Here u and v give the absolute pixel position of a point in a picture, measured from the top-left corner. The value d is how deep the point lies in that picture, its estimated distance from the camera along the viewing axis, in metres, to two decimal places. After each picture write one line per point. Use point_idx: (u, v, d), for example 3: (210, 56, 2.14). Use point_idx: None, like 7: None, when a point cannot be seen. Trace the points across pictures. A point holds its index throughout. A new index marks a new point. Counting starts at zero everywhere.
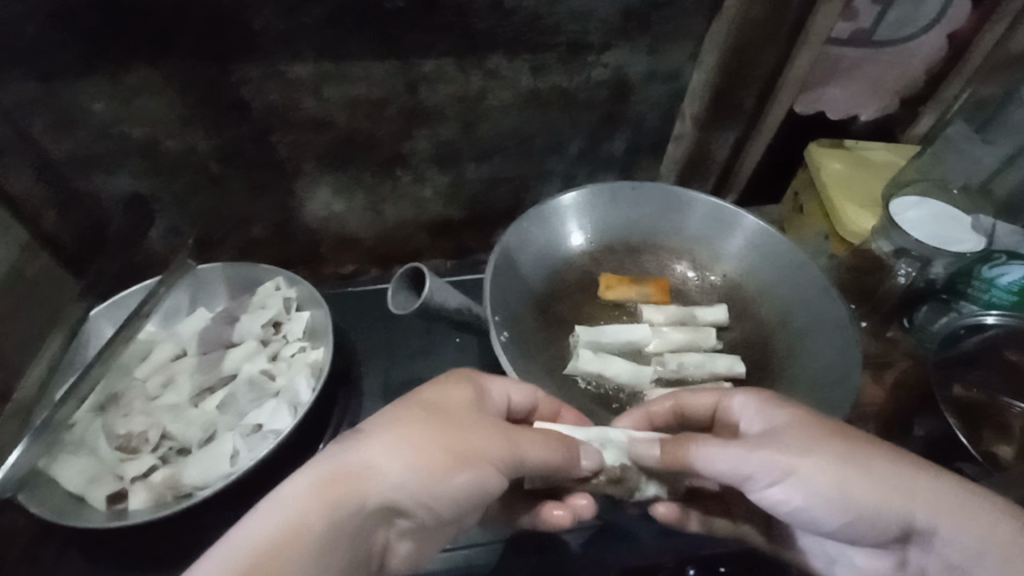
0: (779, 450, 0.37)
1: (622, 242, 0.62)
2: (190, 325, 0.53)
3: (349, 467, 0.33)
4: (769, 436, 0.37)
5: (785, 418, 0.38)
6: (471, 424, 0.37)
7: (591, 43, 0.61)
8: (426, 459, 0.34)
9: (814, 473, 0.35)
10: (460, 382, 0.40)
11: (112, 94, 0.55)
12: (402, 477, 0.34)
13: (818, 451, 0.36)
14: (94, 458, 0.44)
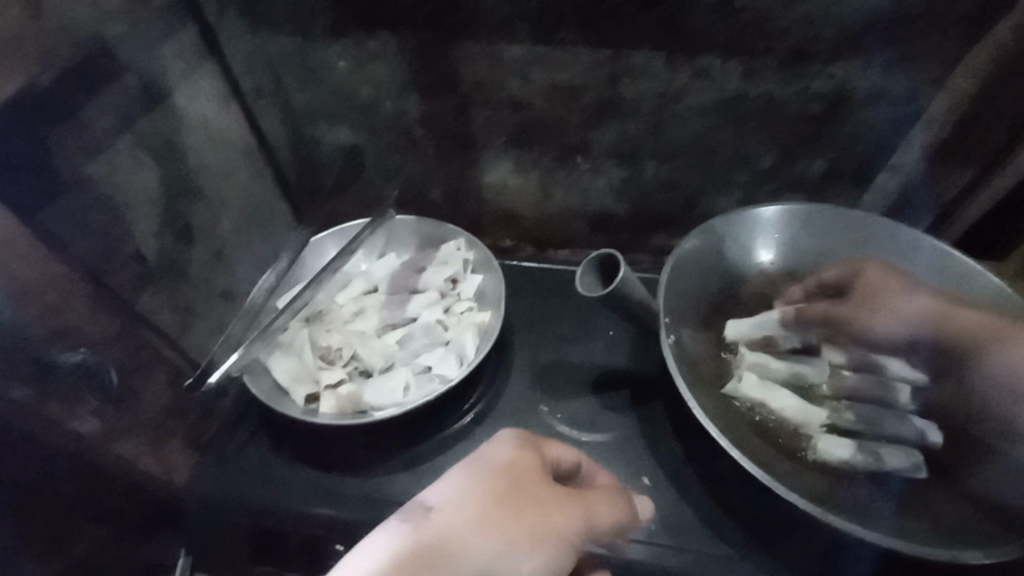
0: (874, 300, 0.53)
1: (810, 269, 0.58)
2: (382, 266, 0.59)
3: (432, 538, 0.34)
4: (862, 298, 0.54)
5: (876, 281, 0.54)
6: (544, 500, 0.36)
7: (818, 51, 0.57)
8: (508, 535, 0.34)
9: (895, 302, 0.53)
10: (527, 448, 0.40)
11: (355, 55, 0.63)
12: (481, 555, 0.33)
13: (903, 294, 0.52)
14: (298, 361, 0.51)
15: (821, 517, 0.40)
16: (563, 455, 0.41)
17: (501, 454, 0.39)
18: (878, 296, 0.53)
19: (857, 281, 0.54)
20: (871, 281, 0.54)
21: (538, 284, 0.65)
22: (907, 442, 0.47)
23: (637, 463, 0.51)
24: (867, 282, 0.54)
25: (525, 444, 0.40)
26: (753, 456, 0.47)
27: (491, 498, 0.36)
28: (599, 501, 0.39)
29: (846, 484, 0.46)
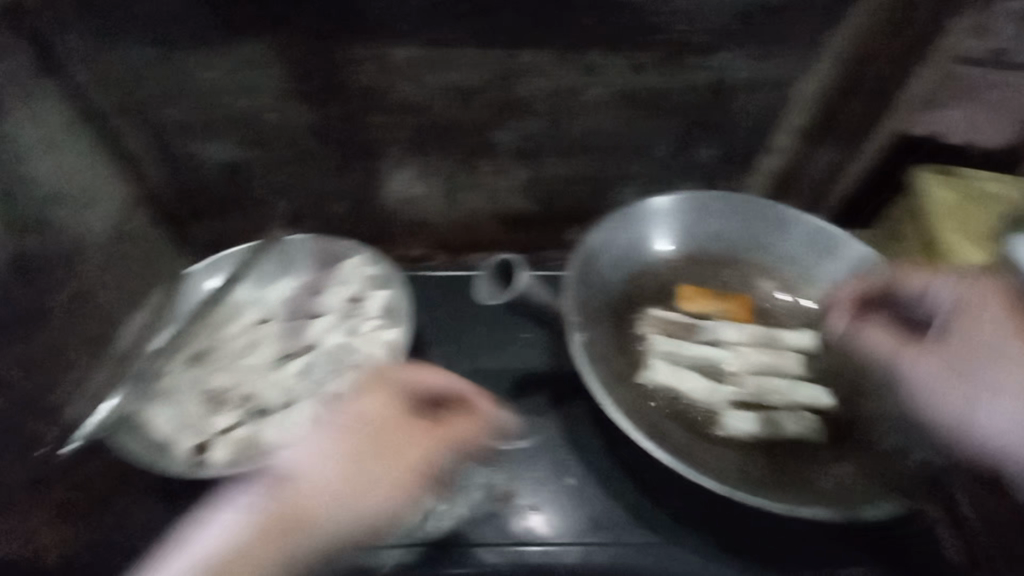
0: (965, 350, 0.43)
1: (707, 253, 0.60)
2: (276, 291, 0.55)
3: (293, 506, 0.36)
4: (941, 338, 0.45)
5: (982, 329, 0.44)
6: (396, 446, 0.39)
7: (695, 43, 0.59)
8: (363, 490, 0.37)
9: (1007, 363, 0.42)
10: (381, 396, 0.42)
11: (224, 65, 0.57)
12: (343, 515, 0.37)
13: (1011, 366, 0.41)
14: (184, 408, 0.47)
15: (729, 497, 0.42)
16: (434, 378, 0.44)
17: (358, 405, 0.41)
18: (964, 348, 0.43)
19: (959, 324, 0.44)
20: (968, 304, 0.45)
21: (449, 291, 0.63)
22: (804, 407, 0.50)
23: (564, 466, 0.51)
24: (958, 331, 0.44)
25: (383, 392, 0.42)
26: (668, 441, 0.48)
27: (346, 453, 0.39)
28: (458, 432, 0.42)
29: (755, 457, 0.48)
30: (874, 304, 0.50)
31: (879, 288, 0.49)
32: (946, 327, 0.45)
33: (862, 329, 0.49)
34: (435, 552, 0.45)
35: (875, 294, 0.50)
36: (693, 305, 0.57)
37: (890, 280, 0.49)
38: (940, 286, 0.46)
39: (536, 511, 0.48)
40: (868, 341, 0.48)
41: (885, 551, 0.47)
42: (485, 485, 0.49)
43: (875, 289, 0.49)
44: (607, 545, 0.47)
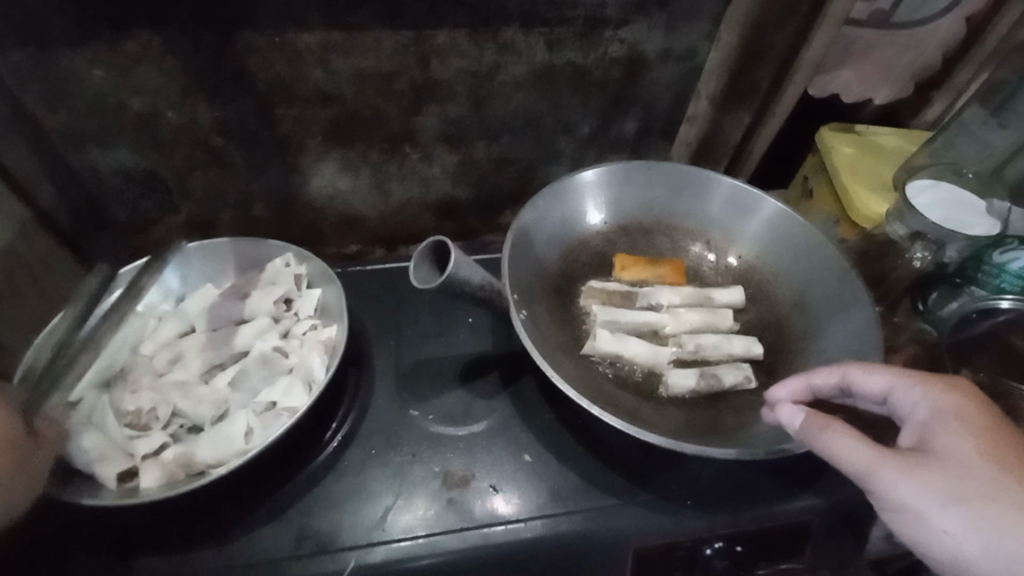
0: (955, 459, 0.35)
1: (636, 222, 0.62)
2: (199, 301, 0.52)
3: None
4: (926, 456, 0.36)
5: (965, 440, 0.36)
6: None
7: (607, 17, 0.60)
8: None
9: (996, 495, 0.34)
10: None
11: (112, 63, 0.53)
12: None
13: (950, 421, 0.37)
14: (102, 435, 0.42)
15: (676, 450, 0.43)
16: None
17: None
18: (896, 393, 0.40)
19: (940, 438, 0.36)
20: (943, 413, 0.37)
21: (387, 284, 0.61)
22: (739, 358, 0.53)
23: (518, 443, 0.51)
24: (945, 446, 0.36)
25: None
26: (614, 406, 0.49)
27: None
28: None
29: (695, 410, 0.50)
30: (827, 395, 0.44)
31: (834, 385, 0.43)
32: (920, 443, 0.37)
33: (825, 428, 0.38)
34: (395, 547, 0.44)
35: (822, 395, 0.44)
36: (635, 274, 0.58)
37: (846, 377, 0.43)
38: (919, 391, 0.39)
39: (495, 490, 0.48)
40: (837, 452, 0.37)
41: (820, 478, 0.50)
42: (441, 472, 0.49)
43: (822, 390, 0.44)
44: (560, 513, 0.47)
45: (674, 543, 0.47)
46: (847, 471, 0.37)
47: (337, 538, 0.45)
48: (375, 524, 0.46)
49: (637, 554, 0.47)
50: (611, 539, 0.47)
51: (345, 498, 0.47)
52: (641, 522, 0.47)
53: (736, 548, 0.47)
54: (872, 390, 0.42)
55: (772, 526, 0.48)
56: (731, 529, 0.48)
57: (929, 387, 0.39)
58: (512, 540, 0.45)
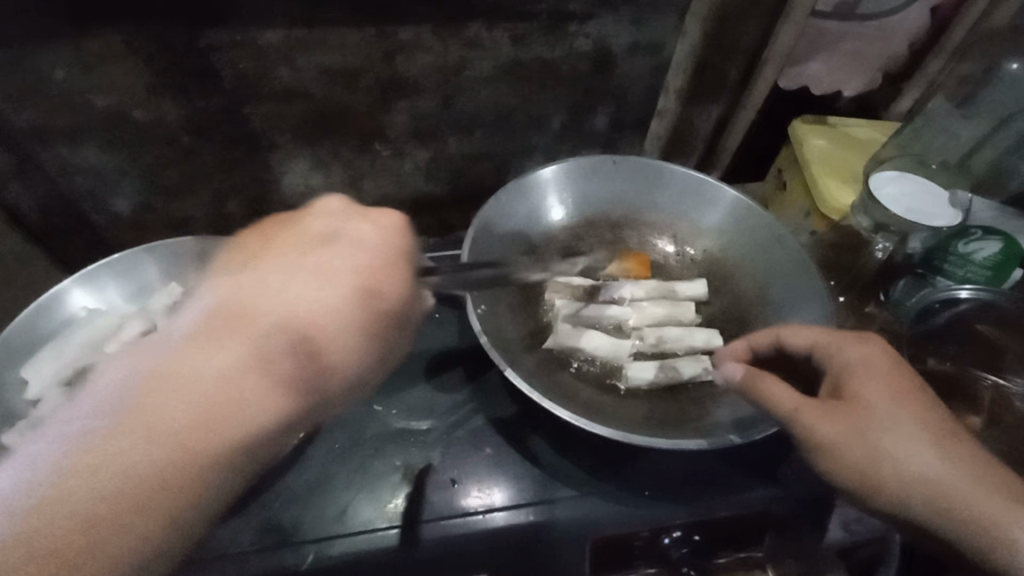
0: (869, 405, 0.39)
1: (602, 216, 0.62)
2: (163, 299, 0.51)
3: (120, 465, 0.29)
4: (844, 404, 0.40)
5: (879, 387, 0.40)
6: (240, 395, 0.32)
7: (572, 11, 0.60)
8: (134, 483, 0.30)
9: (898, 434, 0.38)
10: (321, 273, 0.36)
11: (76, 62, 0.52)
12: (165, 505, 0.30)
13: (870, 373, 0.40)
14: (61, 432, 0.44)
15: (624, 441, 0.44)
16: None
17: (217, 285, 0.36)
18: (827, 353, 0.43)
19: (855, 386, 0.40)
20: (858, 366, 0.41)
21: None
22: (699, 351, 0.54)
23: (480, 437, 0.52)
24: (858, 393, 0.40)
25: (378, 230, 0.39)
26: (570, 398, 0.49)
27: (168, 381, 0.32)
28: (359, 322, 0.36)
29: (655, 402, 0.51)
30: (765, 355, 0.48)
31: (770, 345, 0.47)
32: (838, 391, 0.41)
33: (761, 378, 0.42)
34: (358, 539, 0.45)
35: (760, 353, 0.48)
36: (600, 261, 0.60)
37: (779, 336, 0.46)
38: (837, 346, 0.43)
39: (457, 484, 0.49)
40: (771, 398, 0.41)
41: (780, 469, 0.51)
42: (403, 466, 0.50)
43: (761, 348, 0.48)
44: (524, 504, 0.48)
45: (636, 533, 0.48)
46: (777, 416, 0.41)
47: (299, 530, 0.45)
48: (336, 518, 0.46)
49: (596, 542, 0.48)
50: (572, 529, 0.48)
51: (309, 493, 0.48)
52: (601, 512, 0.48)
53: (694, 537, 0.49)
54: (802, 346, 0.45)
55: (731, 515, 0.49)
56: (690, 519, 0.48)
57: (848, 343, 0.42)
58: (475, 532, 0.46)
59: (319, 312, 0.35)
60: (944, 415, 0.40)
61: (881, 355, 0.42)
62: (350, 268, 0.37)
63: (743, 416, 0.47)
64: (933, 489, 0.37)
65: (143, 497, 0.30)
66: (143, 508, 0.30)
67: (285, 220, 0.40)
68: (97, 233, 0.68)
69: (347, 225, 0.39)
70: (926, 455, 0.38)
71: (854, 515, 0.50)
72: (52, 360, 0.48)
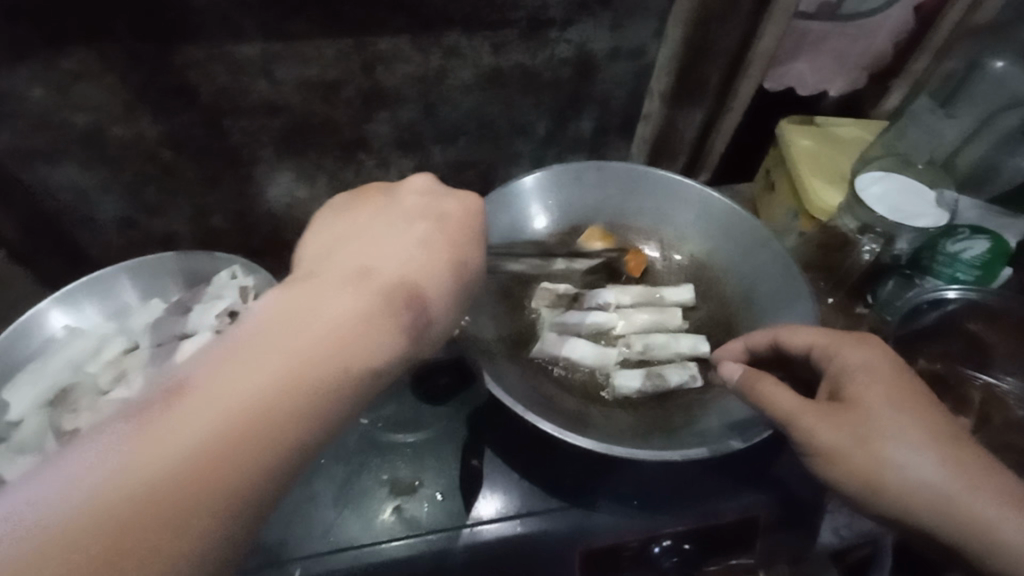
0: (865, 407, 0.39)
1: (588, 223, 0.62)
2: (147, 317, 0.52)
3: (264, 379, 0.33)
4: (841, 406, 0.40)
5: (877, 389, 0.39)
6: (368, 327, 0.37)
7: (552, 18, 0.60)
8: (290, 394, 0.33)
9: (899, 436, 0.38)
10: (421, 243, 0.43)
11: (52, 80, 0.52)
12: (313, 414, 0.33)
13: (869, 373, 0.40)
14: (42, 454, 0.44)
15: (606, 454, 0.43)
16: None
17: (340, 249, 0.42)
18: (826, 353, 0.43)
19: (853, 389, 0.40)
20: (856, 367, 0.41)
21: None
22: (686, 357, 0.54)
23: (465, 449, 0.52)
24: (857, 396, 0.40)
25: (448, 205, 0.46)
26: (552, 408, 0.48)
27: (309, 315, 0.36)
28: (452, 282, 0.42)
29: (642, 411, 0.50)
30: (763, 355, 0.49)
31: (768, 345, 0.48)
32: (837, 393, 0.41)
33: (760, 380, 0.43)
34: (342, 557, 0.45)
35: (759, 354, 0.49)
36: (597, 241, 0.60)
37: (776, 336, 0.47)
38: (836, 348, 0.43)
39: (441, 497, 0.49)
40: (769, 399, 0.42)
41: (765, 475, 0.51)
42: (388, 480, 0.50)
43: (761, 348, 0.49)
44: (512, 516, 0.48)
45: (626, 543, 0.47)
46: (775, 418, 0.42)
47: (285, 548, 0.45)
48: (320, 535, 0.46)
49: (586, 554, 0.47)
50: (559, 540, 0.47)
51: (294, 511, 0.47)
52: (586, 522, 0.48)
53: (684, 546, 0.48)
54: (800, 346, 0.45)
55: (720, 523, 0.49)
56: (680, 528, 0.48)
57: (846, 345, 0.43)
58: (460, 546, 0.46)
59: (425, 270, 0.41)
60: (947, 419, 0.39)
61: (878, 354, 0.42)
62: (444, 242, 0.43)
63: (738, 420, 0.47)
64: (932, 494, 0.36)
65: (280, 406, 0.32)
66: (298, 415, 0.33)
67: (382, 203, 0.46)
68: (82, 250, 0.68)
69: (436, 209, 0.46)
70: (925, 460, 0.37)
71: (845, 520, 0.52)
72: (32, 382, 0.47)
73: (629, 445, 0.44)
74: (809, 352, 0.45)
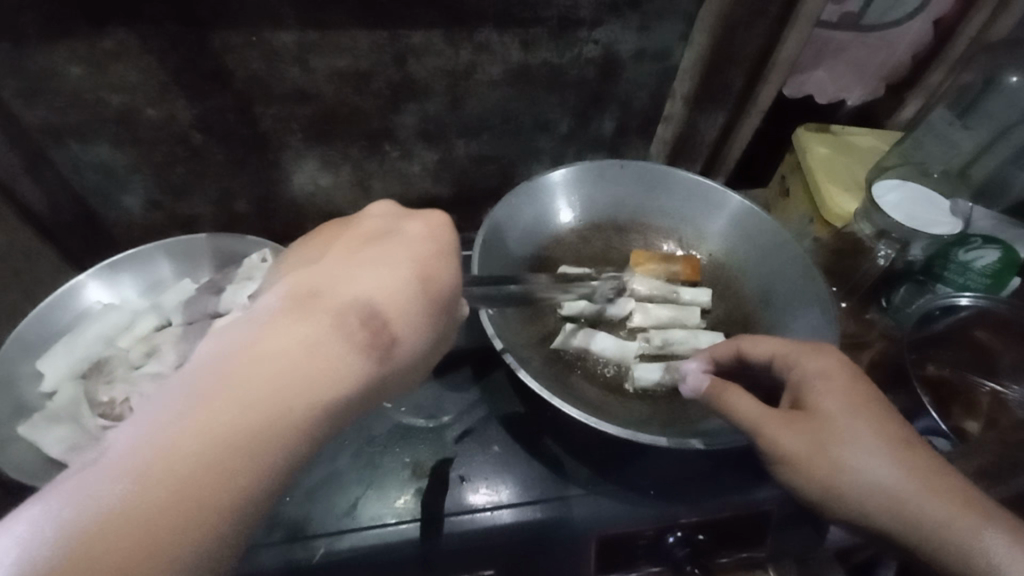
0: (827, 416, 0.39)
1: (609, 220, 0.63)
2: (178, 295, 0.53)
3: (183, 452, 0.26)
4: (803, 415, 0.40)
5: (838, 396, 0.40)
6: (321, 368, 0.30)
7: (581, 18, 0.61)
8: (218, 469, 0.27)
9: (855, 442, 0.38)
10: (386, 258, 0.36)
11: (91, 59, 0.53)
12: (256, 479, 0.28)
13: (828, 385, 0.41)
14: (75, 425, 0.45)
15: (630, 440, 0.44)
16: None
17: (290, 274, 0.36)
18: (788, 364, 0.44)
19: (815, 396, 0.40)
20: (817, 375, 0.41)
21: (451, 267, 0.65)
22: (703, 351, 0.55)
23: (488, 435, 0.53)
24: (818, 403, 0.40)
25: (417, 220, 0.39)
26: (575, 396, 0.50)
27: (244, 364, 0.29)
28: (420, 300, 0.36)
29: (660, 403, 0.52)
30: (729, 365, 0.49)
31: (732, 355, 0.48)
32: (799, 401, 0.41)
33: (725, 391, 0.43)
34: (365, 535, 0.46)
35: (722, 364, 0.49)
36: (649, 265, 0.60)
37: (740, 346, 0.48)
38: (795, 357, 0.43)
39: (463, 480, 0.50)
40: (735, 410, 0.42)
41: None
42: (411, 463, 0.50)
43: (726, 359, 0.48)
44: (530, 502, 0.49)
45: (643, 531, 0.48)
46: (741, 426, 0.42)
47: (309, 525, 0.46)
48: (344, 513, 0.47)
49: (601, 541, 0.48)
50: (573, 528, 0.48)
51: (315, 490, 0.48)
52: (600, 511, 0.49)
53: (698, 537, 0.49)
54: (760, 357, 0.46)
55: (733, 517, 0.50)
56: (696, 518, 0.49)
57: (807, 354, 0.43)
58: (481, 529, 0.47)
59: (395, 296, 0.35)
60: (898, 422, 0.40)
61: (837, 364, 0.42)
62: (409, 257, 0.37)
63: (723, 424, 0.48)
64: (890, 498, 0.37)
65: (217, 475, 0.27)
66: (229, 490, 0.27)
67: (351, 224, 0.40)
68: (106, 229, 0.69)
69: (405, 226, 0.39)
70: (887, 464, 0.38)
71: None
72: (66, 354, 0.49)
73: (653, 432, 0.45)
74: (773, 361, 0.45)
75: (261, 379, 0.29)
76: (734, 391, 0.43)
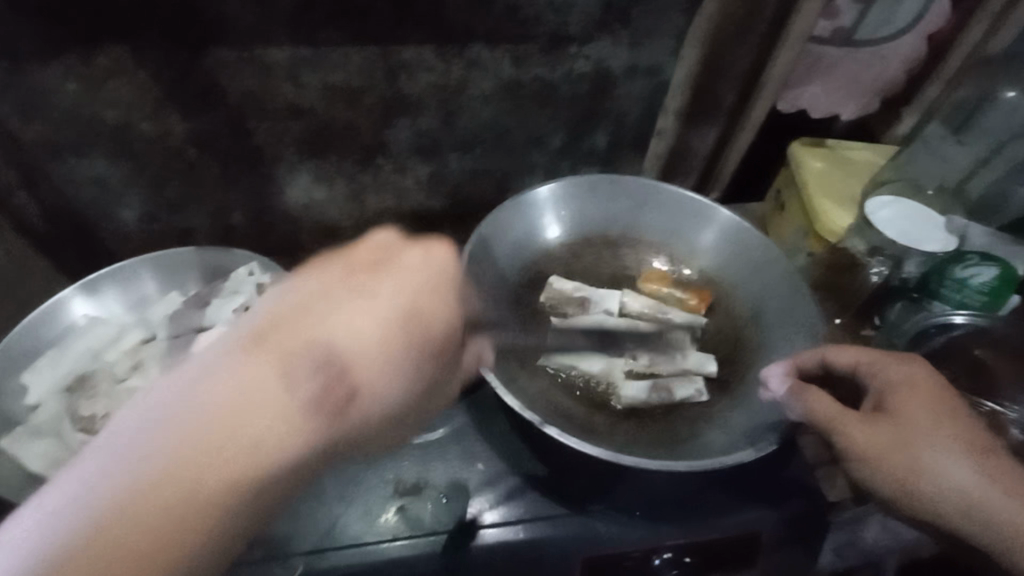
0: (910, 420, 0.41)
1: (600, 234, 0.63)
2: (164, 311, 0.53)
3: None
4: (885, 418, 0.41)
5: (921, 402, 0.41)
6: (278, 424, 0.30)
7: (571, 34, 0.61)
8: (175, 517, 0.28)
9: (939, 446, 0.40)
10: (352, 295, 0.34)
11: (86, 76, 0.54)
12: (199, 535, 0.28)
13: (913, 394, 0.42)
14: (58, 440, 0.45)
15: (614, 462, 0.44)
16: None
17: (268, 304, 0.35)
18: (875, 370, 0.44)
19: (898, 402, 0.42)
20: (900, 384, 0.43)
21: None
22: (693, 373, 0.54)
23: (472, 452, 0.53)
24: (900, 409, 0.42)
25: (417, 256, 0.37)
26: (563, 413, 0.50)
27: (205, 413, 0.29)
28: (399, 343, 0.34)
29: (648, 423, 0.51)
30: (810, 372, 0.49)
31: (816, 363, 0.48)
32: (882, 405, 0.42)
33: (803, 394, 0.44)
34: (346, 553, 0.45)
35: (805, 371, 0.49)
36: (657, 285, 0.60)
37: (825, 356, 0.47)
38: (880, 366, 0.44)
39: (446, 500, 0.49)
40: (812, 412, 0.43)
41: (769, 489, 0.51)
42: (394, 480, 0.50)
43: (809, 366, 0.48)
44: (513, 520, 0.48)
45: (629, 553, 0.48)
46: (817, 428, 0.43)
47: (292, 543, 0.45)
48: (326, 533, 0.46)
49: (587, 562, 0.48)
50: (558, 545, 0.47)
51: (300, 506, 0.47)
52: (590, 529, 0.48)
53: (686, 559, 0.48)
54: (849, 364, 0.46)
55: (720, 538, 0.49)
56: (682, 542, 0.48)
57: (890, 363, 0.44)
58: (465, 550, 0.46)
59: (365, 342, 0.33)
60: (981, 431, 0.41)
61: (918, 370, 0.43)
62: (393, 291, 0.35)
63: (770, 421, 0.48)
64: (969, 499, 0.39)
65: (168, 527, 0.27)
66: None
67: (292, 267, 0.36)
68: (102, 242, 0.69)
69: (311, 302, 0.34)
70: (969, 471, 0.39)
71: (846, 539, 0.53)
72: (52, 369, 0.49)
73: (661, 466, 0.44)
74: (857, 369, 0.46)
75: (219, 421, 0.29)
76: (816, 396, 0.43)
